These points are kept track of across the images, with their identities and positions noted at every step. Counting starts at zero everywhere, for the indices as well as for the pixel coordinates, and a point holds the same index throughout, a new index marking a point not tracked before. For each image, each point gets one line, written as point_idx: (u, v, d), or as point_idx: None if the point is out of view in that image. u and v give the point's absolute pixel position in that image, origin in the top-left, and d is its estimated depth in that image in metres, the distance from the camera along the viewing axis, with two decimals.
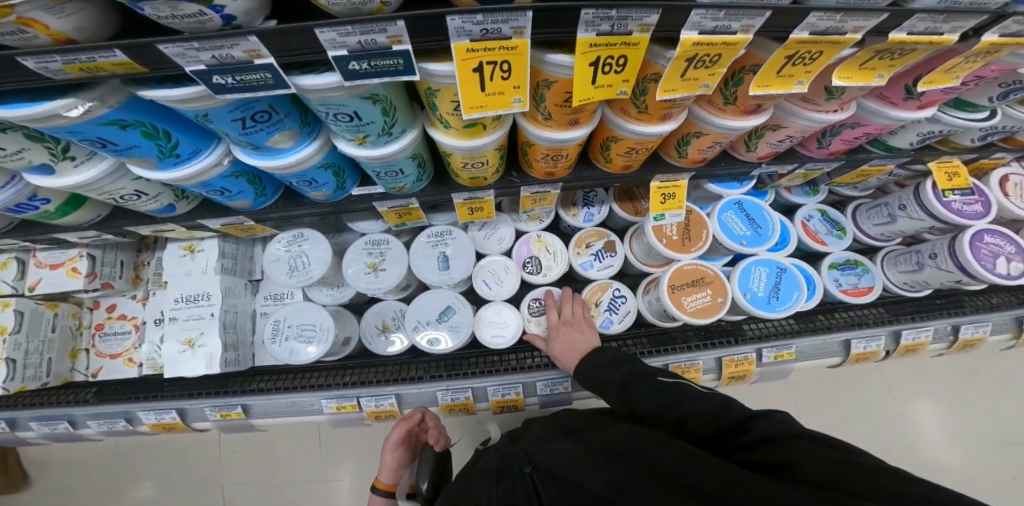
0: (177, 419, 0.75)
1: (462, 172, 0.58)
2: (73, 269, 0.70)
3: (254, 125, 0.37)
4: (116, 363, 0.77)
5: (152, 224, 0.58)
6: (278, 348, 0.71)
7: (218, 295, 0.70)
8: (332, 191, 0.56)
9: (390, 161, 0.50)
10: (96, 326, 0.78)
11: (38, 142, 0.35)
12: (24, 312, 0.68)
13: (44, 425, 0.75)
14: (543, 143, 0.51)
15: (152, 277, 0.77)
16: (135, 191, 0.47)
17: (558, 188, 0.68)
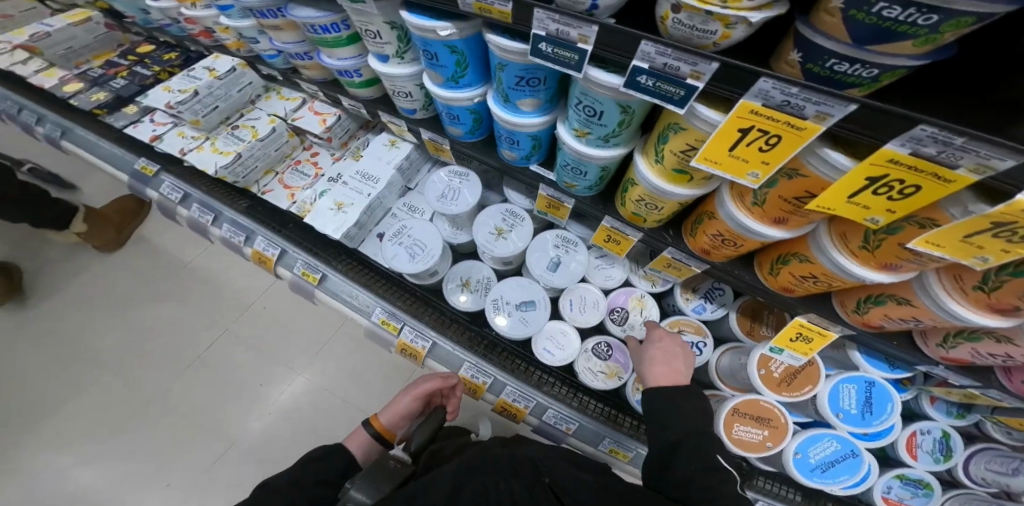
0: (274, 257, 0.87)
1: (630, 204, 0.59)
2: (323, 120, 0.87)
3: (522, 85, 0.43)
4: (283, 192, 0.90)
5: (395, 116, 0.69)
6: (388, 247, 0.78)
7: (381, 184, 0.80)
8: (520, 156, 0.59)
9: (584, 161, 0.51)
10: (298, 161, 0.94)
11: (398, 41, 0.50)
12: (275, 130, 0.90)
13: (199, 210, 0.94)
14: (727, 223, 0.50)
15: (355, 150, 0.90)
16: (411, 92, 0.58)
17: (701, 268, 0.65)
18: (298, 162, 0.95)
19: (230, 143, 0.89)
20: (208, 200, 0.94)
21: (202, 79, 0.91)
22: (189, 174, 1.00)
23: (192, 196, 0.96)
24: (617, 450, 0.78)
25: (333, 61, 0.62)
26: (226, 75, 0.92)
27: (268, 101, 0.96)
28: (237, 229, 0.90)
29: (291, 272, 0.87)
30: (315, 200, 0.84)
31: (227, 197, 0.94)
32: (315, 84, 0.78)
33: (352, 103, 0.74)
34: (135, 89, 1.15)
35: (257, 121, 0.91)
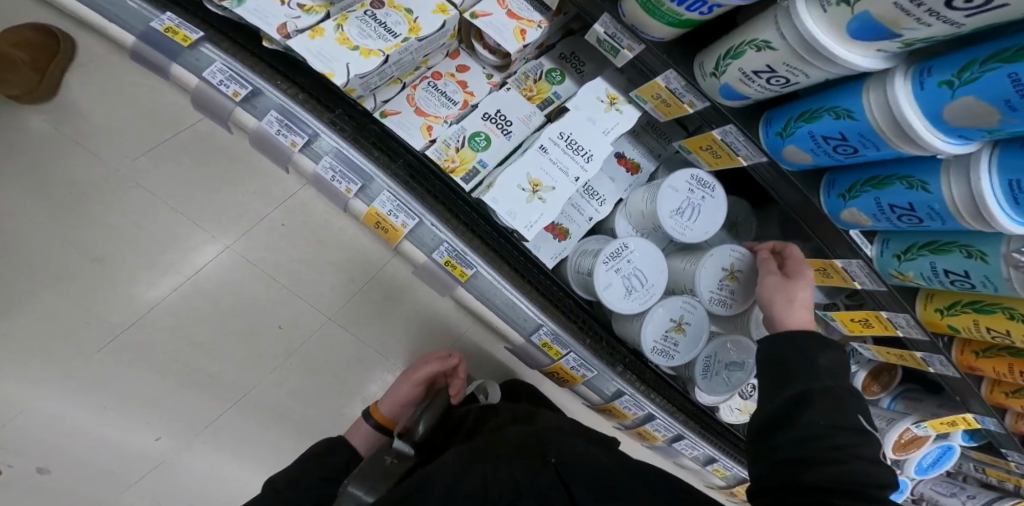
0: (405, 229, 0.87)
1: (963, 320, 0.76)
2: (521, 33, 0.81)
3: None
4: (417, 119, 0.89)
5: (692, 85, 0.73)
6: (603, 274, 0.91)
7: (591, 162, 0.88)
8: (877, 219, 0.67)
9: (1008, 276, 0.60)
10: (436, 74, 0.92)
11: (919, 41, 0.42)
12: (444, 26, 0.78)
13: (282, 126, 0.81)
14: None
15: (521, 77, 0.96)
16: (799, 78, 0.57)
17: (863, 283, 0.82)
18: (437, 73, 0.93)
19: (366, 36, 0.73)
20: (330, 139, 0.85)
21: None
22: (247, 62, 0.84)
23: (305, 126, 0.83)
24: (663, 434, 1.30)
25: None
26: None
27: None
28: (350, 174, 0.84)
29: (431, 256, 0.91)
30: (460, 141, 0.89)
31: (348, 134, 0.89)
32: None
33: (627, 38, 0.72)
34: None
35: (410, 3, 0.77)
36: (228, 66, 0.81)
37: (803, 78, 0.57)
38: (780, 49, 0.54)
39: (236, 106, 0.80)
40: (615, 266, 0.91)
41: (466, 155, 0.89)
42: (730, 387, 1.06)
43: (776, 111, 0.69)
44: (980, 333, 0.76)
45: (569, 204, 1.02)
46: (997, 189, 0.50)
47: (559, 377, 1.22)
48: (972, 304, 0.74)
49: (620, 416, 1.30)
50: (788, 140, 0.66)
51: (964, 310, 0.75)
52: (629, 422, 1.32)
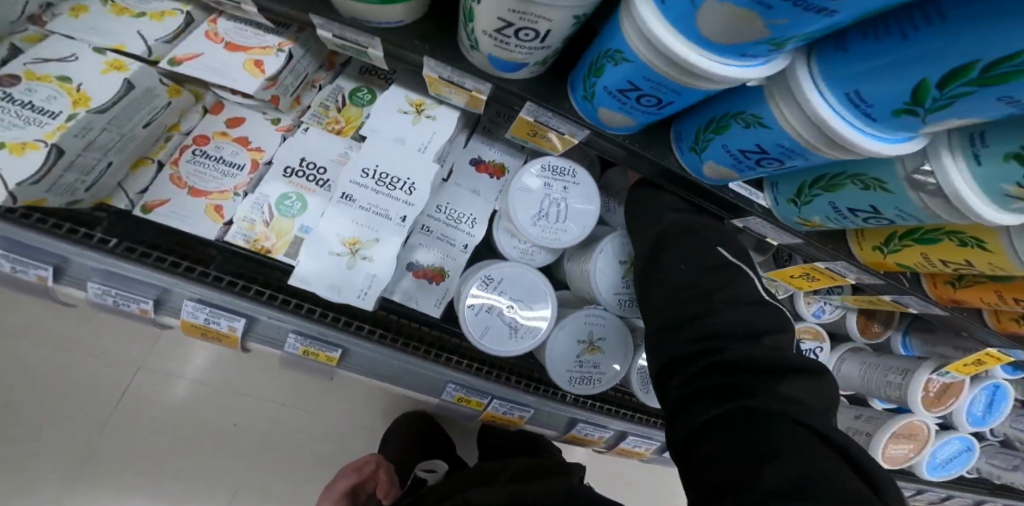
0: (236, 331, 0.75)
1: (907, 257, 0.58)
2: (256, 64, 0.66)
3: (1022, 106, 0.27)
4: (197, 204, 0.70)
5: (465, 74, 0.56)
6: (474, 317, 0.75)
7: (417, 191, 0.70)
8: (734, 168, 0.53)
9: (916, 212, 0.44)
10: (199, 138, 0.73)
11: None
12: (134, 87, 0.61)
13: (14, 264, 0.64)
14: (1003, 249, 0.47)
15: (317, 110, 0.78)
16: (546, 29, 0.42)
17: (779, 238, 0.66)
18: (201, 136, 0.74)
19: None
20: (86, 260, 0.66)
21: None
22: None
23: (46, 252, 0.64)
24: (646, 447, 1.09)
25: None
26: None
27: (80, 17, 0.65)
28: (140, 293, 0.70)
29: (285, 348, 0.81)
30: (269, 215, 0.71)
31: (113, 244, 0.68)
32: None
33: (360, 34, 0.54)
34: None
35: (66, 69, 0.59)
36: None
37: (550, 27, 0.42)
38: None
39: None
40: (485, 304, 0.76)
41: (281, 226, 0.72)
42: None
43: (575, 75, 0.54)
44: (934, 267, 0.57)
45: (433, 238, 0.81)
46: (834, 105, 0.37)
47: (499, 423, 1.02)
48: (911, 235, 0.55)
49: (589, 442, 1.08)
50: (596, 103, 0.52)
51: (906, 244, 0.56)
52: (603, 446, 1.10)
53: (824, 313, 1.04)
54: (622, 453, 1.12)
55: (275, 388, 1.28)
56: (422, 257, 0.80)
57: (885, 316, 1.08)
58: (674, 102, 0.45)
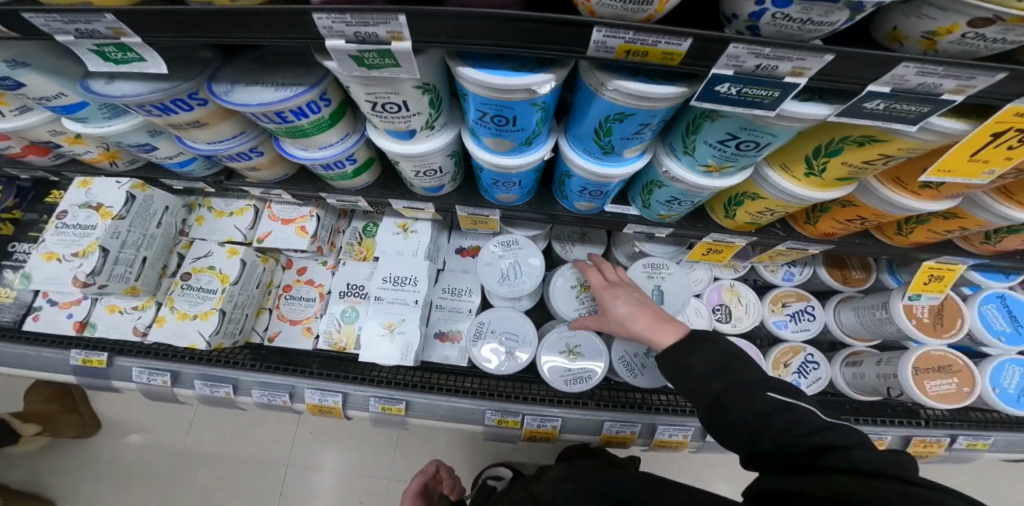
0: (339, 403, 1.06)
1: (745, 216, 0.75)
2: (301, 228, 1.04)
3: (632, 134, 0.55)
4: (294, 330, 1.12)
5: (412, 198, 0.90)
6: (478, 351, 1.00)
7: (420, 284, 1.03)
8: (592, 202, 0.81)
9: (693, 193, 0.67)
10: (285, 287, 1.15)
11: (432, 112, 0.64)
12: (245, 262, 1.03)
13: (207, 385, 1.04)
14: (773, 196, 0.64)
15: (346, 247, 1.16)
16: (439, 166, 0.78)
17: (665, 232, 0.85)
18: (286, 286, 1.16)
19: (195, 301, 0.99)
20: (248, 378, 1.05)
21: (94, 223, 0.91)
22: (155, 353, 1.06)
23: (222, 378, 1.05)
24: (684, 436, 1.10)
25: (310, 151, 0.74)
26: (123, 209, 0.94)
27: (202, 223, 1.09)
28: (276, 390, 1.05)
29: (370, 410, 1.08)
30: (336, 323, 1.09)
31: (256, 365, 1.07)
32: (284, 186, 0.93)
33: (349, 193, 0.92)
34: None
35: (212, 261, 1.03)
36: (146, 364, 1.04)
37: (443, 165, 0.79)
38: (401, 161, 0.75)
39: (173, 390, 1.05)
40: (483, 344, 1.01)
41: (347, 331, 1.09)
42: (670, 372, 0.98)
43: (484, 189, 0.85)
44: (765, 217, 0.73)
45: (446, 311, 1.14)
46: (586, 157, 0.65)
47: (540, 438, 1.12)
48: (731, 201, 0.73)
49: (626, 441, 1.10)
50: (491, 192, 0.84)
51: (733, 208, 0.74)
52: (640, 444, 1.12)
53: (794, 276, 1.11)
54: (666, 446, 1.12)
55: (385, 468, 1.61)
56: (444, 327, 1.13)
57: (861, 261, 1.12)
58: (520, 179, 0.76)
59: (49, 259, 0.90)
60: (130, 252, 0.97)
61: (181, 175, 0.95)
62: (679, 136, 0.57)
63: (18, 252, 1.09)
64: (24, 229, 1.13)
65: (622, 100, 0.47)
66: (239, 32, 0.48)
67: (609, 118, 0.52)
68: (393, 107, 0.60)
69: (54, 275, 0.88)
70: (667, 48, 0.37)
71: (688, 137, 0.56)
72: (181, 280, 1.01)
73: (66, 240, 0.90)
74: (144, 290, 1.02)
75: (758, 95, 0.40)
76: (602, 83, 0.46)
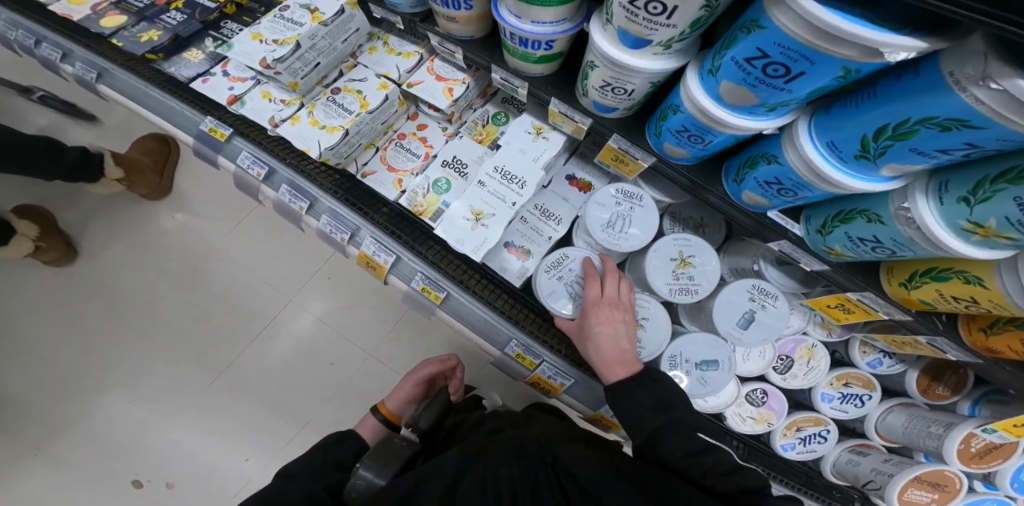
0: (386, 264, 1.01)
1: (924, 294, 0.66)
2: (449, 90, 0.94)
3: (933, 151, 0.40)
4: (389, 176, 1.07)
5: (574, 108, 0.81)
6: (546, 283, 0.97)
7: (525, 190, 0.95)
8: (765, 198, 0.70)
9: (915, 246, 0.56)
10: (401, 135, 1.10)
11: (684, 31, 0.52)
12: (388, 98, 0.94)
13: (291, 194, 1.02)
14: (1004, 293, 0.54)
15: (470, 123, 1.08)
16: (631, 88, 0.67)
17: (813, 265, 0.77)
18: (402, 134, 1.10)
19: (331, 115, 0.92)
20: (325, 202, 1.02)
21: (304, 22, 0.88)
22: (268, 145, 1.04)
23: (306, 193, 1.02)
24: None
25: (522, 22, 0.65)
26: (333, 21, 0.89)
27: (372, 54, 1.00)
28: (341, 226, 1.01)
29: (410, 285, 1.04)
30: (426, 189, 1.03)
31: (338, 194, 1.03)
32: (453, 41, 0.85)
33: (510, 76, 0.83)
34: (195, 27, 1.11)
35: (361, 87, 0.95)
36: (253, 152, 1.02)
37: (634, 88, 0.67)
38: (600, 65, 0.65)
39: (261, 185, 1.03)
40: (557, 278, 0.97)
41: (431, 200, 1.02)
42: (712, 389, 0.96)
43: (655, 125, 0.75)
44: (953, 305, 0.64)
45: (526, 227, 1.07)
46: (824, 153, 0.53)
47: (541, 389, 1.14)
48: (929, 273, 0.63)
49: (611, 427, 1.15)
50: (661, 139, 0.74)
51: (922, 281, 0.65)
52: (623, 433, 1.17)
53: (880, 365, 1.07)
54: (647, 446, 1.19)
55: (382, 344, 1.66)
56: (516, 239, 1.06)
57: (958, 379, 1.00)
58: (713, 140, 0.65)
59: (253, 39, 0.90)
60: (312, 55, 0.90)
61: (387, 6, 0.89)
62: (975, 179, 0.45)
63: (227, 29, 1.12)
64: (243, 14, 1.15)
65: (988, 108, 0.31)
66: None
67: (928, 122, 0.37)
68: (654, 8, 0.49)
69: (249, 50, 0.88)
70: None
71: (988, 183, 0.42)
72: (331, 91, 0.95)
73: (276, 25, 0.89)
74: (300, 88, 0.95)
75: None
76: (981, 75, 0.30)
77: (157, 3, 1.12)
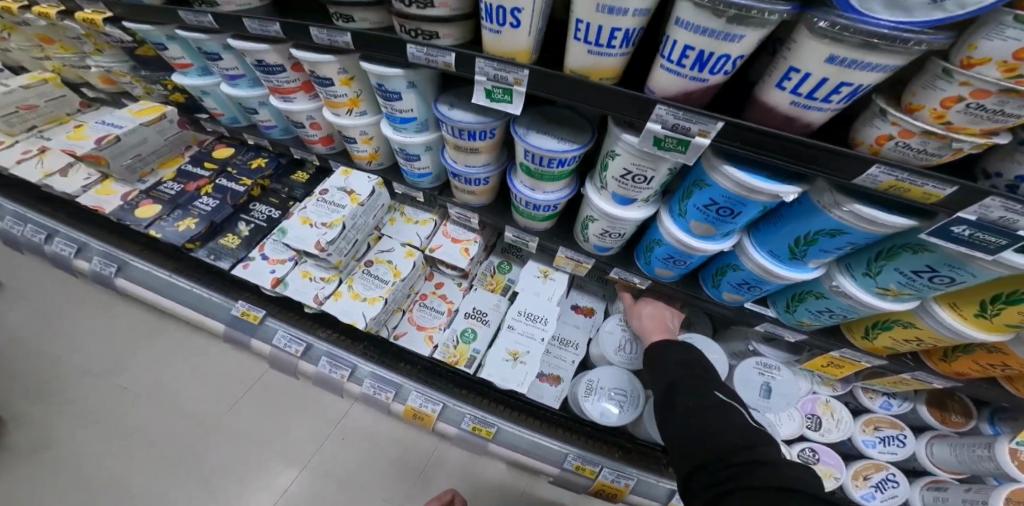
0: (435, 412, 1.07)
1: (882, 342, 0.85)
2: (465, 249, 1.18)
3: (832, 249, 0.68)
4: (418, 335, 1.16)
5: (578, 252, 1.04)
6: (592, 406, 1.03)
7: (550, 325, 1.11)
8: (740, 296, 0.92)
9: (859, 309, 0.77)
10: (423, 295, 1.24)
11: (654, 191, 0.81)
12: (415, 263, 1.15)
13: (330, 364, 1.11)
14: (934, 330, 0.74)
15: (480, 275, 1.29)
16: (622, 232, 0.93)
17: (795, 338, 0.96)
18: (423, 294, 1.25)
19: (371, 288, 1.09)
20: (366, 365, 1.12)
21: (346, 204, 1.08)
22: (299, 324, 1.17)
23: (345, 361, 1.11)
24: None
25: (533, 192, 0.92)
26: (367, 200, 1.10)
27: (393, 224, 1.23)
28: (385, 385, 1.09)
29: (460, 428, 1.07)
30: (456, 339, 1.14)
31: (376, 357, 1.14)
32: (474, 212, 1.12)
33: (522, 234, 1.08)
34: (227, 211, 1.21)
35: (391, 257, 1.15)
36: (289, 331, 1.14)
37: (625, 232, 0.93)
38: (598, 219, 0.91)
39: (299, 361, 1.12)
40: (596, 401, 1.04)
41: (462, 349, 1.12)
42: None
43: (641, 255, 0.99)
44: (907, 346, 0.83)
45: (550, 356, 1.18)
46: (768, 258, 0.78)
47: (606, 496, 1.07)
48: (876, 324, 0.83)
49: None
50: (650, 264, 0.97)
51: (876, 332, 0.84)
52: None
53: (893, 406, 1.18)
54: None
55: None
56: (544, 368, 1.16)
57: (960, 406, 1.15)
58: (691, 261, 0.89)
59: (303, 223, 1.06)
60: (353, 234, 1.09)
61: (410, 184, 1.16)
62: (864, 261, 0.71)
63: (257, 211, 1.23)
64: (268, 195, 1.28)
65: (847, 220, 0.61)
66: (576, 98, 0.71)
67: (822, 232, 0.66)
68: (639, 179, 0.77)
69: (304, 236, 1.03)
70: (930, 191, 0.53)
71: (875, 262, 0.69)
72: (363, 264, 1.14)
73: (322, 209, 1.08)
74: (341, 264, 1.10)
75: (987, 241, 0.54)
76: (837, 203, 0.61)
77: (188, 189, 1.26)
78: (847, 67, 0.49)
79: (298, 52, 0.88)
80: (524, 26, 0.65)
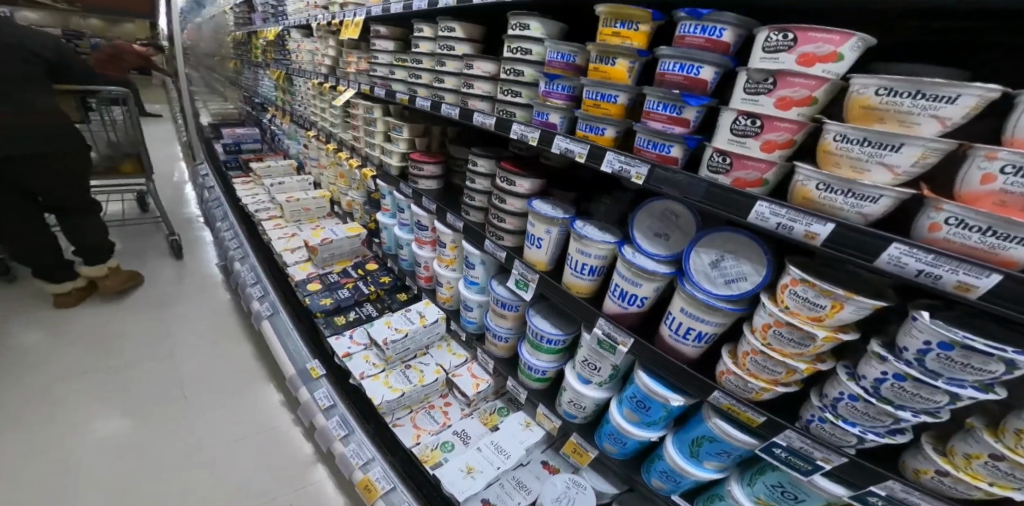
0: (384, 490, 1.14)
1: None
2: (477, 385, 1.28)
3: (716, 451, 0.80)
4: (409, 430, 1.26)
5: (553, 412, 1.13)
6: None
7: (510, 460, 1.14)
8: (665, 488, 0.96)
9: None
10: (431, 405, 1.35)
11: (611, 380, 0.97)
12: (438, 381, 1.28)
13: (338, 422, 1.29)
14: None
15: (481, 411, 1.36)
16: (586, 407, 1.04)
17: None
18: (431, 405, 1.36)
19: (401, 381, 1.24)
20: (360, 436, 1.27)
21: (415, 322, 1.29)
22: (339, 388, 1.40)
23: (348, 424, 1.29)
24: None
25: (532, 356, 1.10)
26: (431, 325, 1.31)
27: (438, 349, 1.37)
28: (363, 453, 1.22)
29: None
30: (436, 445, 1.20)
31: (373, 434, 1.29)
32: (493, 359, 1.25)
33: (518, 386, 1.19)
34: (351, 302, 1.46)
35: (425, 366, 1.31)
36: (331, 391, 1.37)
37: (585, 408, 1.05)
38: (568, 389, 1.05)
39: (318, 414, 1.31)
40: None
41: (433, 454, 1.18)
42: None
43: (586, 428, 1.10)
44: None
45: (502, 490, 1.13)
46: (676, 452, 0.87)
47: None
48: None
49: None
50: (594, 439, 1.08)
51: None
52: None
53: None
54: None
55: None
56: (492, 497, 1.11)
57: None
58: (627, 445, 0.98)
59: (385, 323, 1.30)
60: (407, 343, 1.27)
61: (461, 326, 1.32)
62: (746, 470, 0.80)
63: (366, 309, 1.44)
64: (380, 301, 1.48)
65: (716, 428, 0.76)
66: (558, 296, 0.93)
67: (705, 437, 0.80)
68: (592, 367, 0.96)
69: (379, 330, 1.26)
70: (751, 415, 0.68)
71: (752, 473, 0.78)
72: (404, 364, 1.30)
73: (401, 318, 1.31)
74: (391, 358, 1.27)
75: (800, 464, 0.66)
76: (707, 413, 0.77)
77: (343, 283, 1.52)
78: (692, 317, 0.72)
79: (438, 222, 1.20)
80: (545, 247, 0.93)
